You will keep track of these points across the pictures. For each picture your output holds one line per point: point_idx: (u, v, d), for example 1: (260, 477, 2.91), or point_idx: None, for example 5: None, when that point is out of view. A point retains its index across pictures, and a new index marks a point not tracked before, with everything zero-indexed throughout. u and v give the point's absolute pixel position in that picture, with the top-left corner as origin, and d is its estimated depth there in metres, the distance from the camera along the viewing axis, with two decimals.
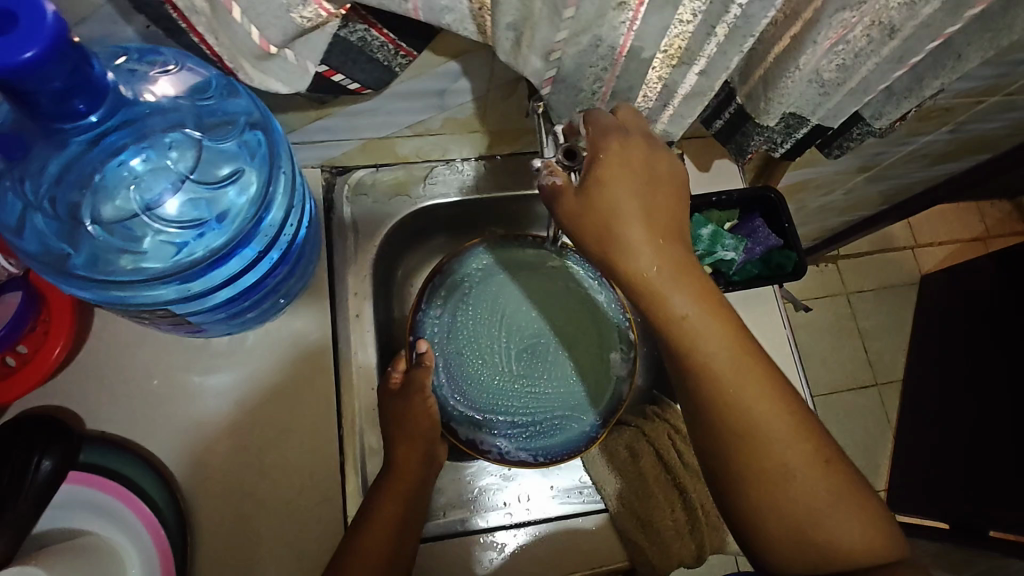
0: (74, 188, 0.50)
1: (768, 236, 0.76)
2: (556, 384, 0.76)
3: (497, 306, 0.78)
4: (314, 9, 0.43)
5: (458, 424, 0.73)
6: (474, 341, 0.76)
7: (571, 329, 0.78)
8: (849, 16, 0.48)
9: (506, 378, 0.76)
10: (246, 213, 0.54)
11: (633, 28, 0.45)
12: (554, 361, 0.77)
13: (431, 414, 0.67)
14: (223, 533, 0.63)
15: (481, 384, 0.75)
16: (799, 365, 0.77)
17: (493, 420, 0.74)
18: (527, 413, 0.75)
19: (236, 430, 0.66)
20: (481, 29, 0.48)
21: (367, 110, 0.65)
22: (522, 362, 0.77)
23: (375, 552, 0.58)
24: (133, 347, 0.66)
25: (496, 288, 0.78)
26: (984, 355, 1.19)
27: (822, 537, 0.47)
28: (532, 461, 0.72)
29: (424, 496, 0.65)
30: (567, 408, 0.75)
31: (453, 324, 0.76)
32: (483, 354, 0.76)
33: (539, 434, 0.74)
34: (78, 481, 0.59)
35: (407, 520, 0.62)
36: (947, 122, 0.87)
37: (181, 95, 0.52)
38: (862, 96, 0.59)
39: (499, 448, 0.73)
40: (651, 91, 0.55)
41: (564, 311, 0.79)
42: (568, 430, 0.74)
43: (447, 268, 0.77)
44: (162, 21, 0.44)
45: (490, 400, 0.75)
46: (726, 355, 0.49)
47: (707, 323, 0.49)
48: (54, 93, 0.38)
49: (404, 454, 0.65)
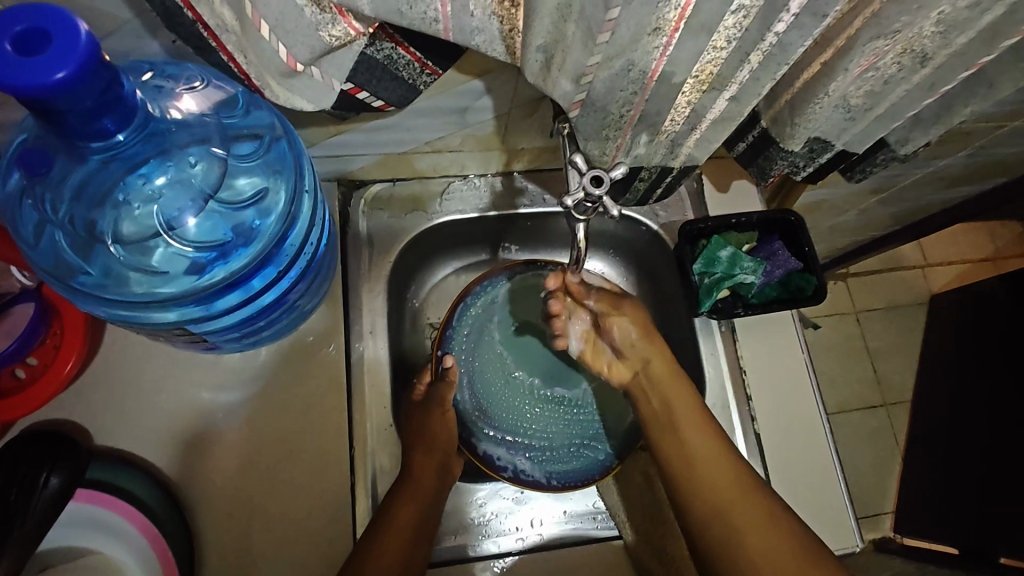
0: (93, 206, 0.49)
1: (788, 259, 0.75)
2: (576, 411, 0.75)
3: (525, 328, 0.77)
4: (343, 28, 0.43)
5: (477, 440, 0.73)
6: (500, 361, 0.75)
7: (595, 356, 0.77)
8: (883, 45, 0.47)
9: (527, 399, 0.75)
10: (272, 233, 0.54)
11: (666, 54, 0.45)
12: (577, 388, 0.76)
13: (449, 431, 0.69)
14: (229, 554, 0.62)
15: (503, 404, 0.74)
16: (816, 389, 0.76)
17: (509, 440, 0.73)
18: (545, 437, 0.74)
19: (246, 449, 0.65)
20: (511, 51, 0.48)
21: (387, 126, 0.64)
22: (546, 385, 0.75)
23: (392, 554, 0.58)
24: (145, 363, 0.65)
25: (524, 309, 0.77)
26: (993, 367, 1.17)
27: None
28: (545, 484, 0.71)
29: (441, 505, 0.66)
30: (584, 435, 0.74)
31: (477, 341, 0.75)
32: (507, 373, 0.75)
33: (556, 458, 0.73)
34: (84, 499, 0.58)
35: (422, 526, 0.62)
36: (966, 145, 0.86)
37: (206, 112, 0.51)
38: (889, 122, 0.58)
39: (515, 468, 0.72)
40: (679, 116, 0.53)
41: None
42: (583, 457, 0.73)
43: (479, 289, 0.76)
44: (194, 40, 0.44)
45: (511, 419, 0.74)
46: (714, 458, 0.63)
47: (690, 417, 0.66)
48: (86, 112, 0.37)
49: (421, 463, 0.66)
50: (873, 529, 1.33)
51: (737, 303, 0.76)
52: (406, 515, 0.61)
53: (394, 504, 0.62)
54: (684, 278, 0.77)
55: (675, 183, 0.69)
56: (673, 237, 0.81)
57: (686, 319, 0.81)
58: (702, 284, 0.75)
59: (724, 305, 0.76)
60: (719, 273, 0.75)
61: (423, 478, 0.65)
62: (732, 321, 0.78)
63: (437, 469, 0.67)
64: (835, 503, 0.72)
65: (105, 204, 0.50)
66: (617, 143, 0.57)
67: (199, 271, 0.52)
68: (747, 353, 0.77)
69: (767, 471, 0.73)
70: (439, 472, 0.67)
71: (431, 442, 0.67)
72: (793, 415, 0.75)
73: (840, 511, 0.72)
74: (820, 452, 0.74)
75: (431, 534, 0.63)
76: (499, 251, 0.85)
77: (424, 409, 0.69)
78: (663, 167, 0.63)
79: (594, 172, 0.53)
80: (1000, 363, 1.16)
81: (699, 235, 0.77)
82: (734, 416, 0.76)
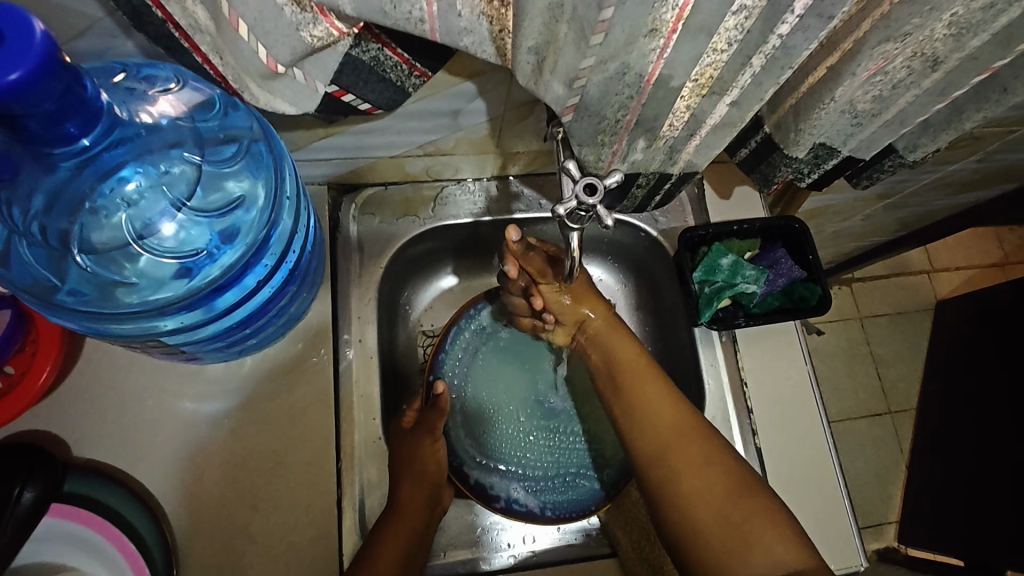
0: (64, 216, 0.48)
1: (791, 268, 0.72)
2: (571, 440, 0.74)
3: (518, 356, 0.77)
4: (325, 28, 0.41)
5: (470, 470, 0.72)
6: (494, 389, 0.76)
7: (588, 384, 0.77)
8: (892, 48, 0.45)
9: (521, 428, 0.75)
10: (257, 229, 0.52)
11: (664, 56, 0.42)
12: (572, 419, 0.75)
13: (437, 456, 0.68)
14: (210, 569, 0.60)
15: (497, 433, 0.74)
16: (821, 404, 0.73)
17: (504, 468, 0.73)
18: (539, 466, 0.73)
19: (229, 460, 0.63)
20: (501, 52, 0.45)
21: (377, 129, 0.62)
22: (540, 415, 0.75)
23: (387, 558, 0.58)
24: (128, 373, 0.63)
25: (517, 337, 0.77)
26: (992, 373, 1.14)
27: (702, 518, 0.54)
28: (539, 514, 0.69)
29: (430, 535, 0.64)
30: (579, 465, 0.73)
31: (470, 369, 0.75)
32: (501, 401, 0.75)
33: (550, 488, 0.71)
34: (60, 515, 0.56)
35: (411, 549, 0.60)
36: (976, 150, 0.84)
37: (181, 116, 0.50)
38: (897, 128, 0.56)
39: (508, 497, 0.70)
40: (677, 121, 0.51)
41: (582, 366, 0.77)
42: (578, 488, 0.71)
43: (472, 313, 0.75)
44: (163, 40, 0.42)
45: (504, 447, 0.74)
46: (659, 403, 0.61)
47: (636, 365, 0.65)
48: (46, 116, 0.35)
49: (408, 492, 0.64)
50: (877, 539, 1.30)
51: (738, 313, 0.74)
52: (394, 542, 0.59)
53: (379, 537, 0.60)
54: (683, 286, 0.75)
55: (675, 190, 0.66)
56: (673, 244, 0.78)
57: (686, 328, 0.79)
58: (702, 293, 0.73)
59: (726, 315, 0.74)
60: (720, 281, 0.72)
61: (408, 507, 0.63)
62: (733, 331, 0.75)
63: (426, 497, 0.65)
64: (838, 519, 0.70)
65: (77, 213, 0.49)
66: (614, 149, 0.54)
67: (188, 273, 0.52)
68: (748, 364, 0.75)
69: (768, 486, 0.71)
70: (428, 501, 0.65)
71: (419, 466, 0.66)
72: (795, 428, 0.72)
73: (843, 528, 0.69)
74: (823, 466, 0.71)
75: (421, 555, 0.62)
76: (494, 258, 0.83)
77: (416, 433, 0.68)
78: (662, 174, 0.61)
79: (588, 180, 0.51)
80: (1000, 370, 1.13)
81: (699, 242, 0.75)
82: (736, 430, 0.74)
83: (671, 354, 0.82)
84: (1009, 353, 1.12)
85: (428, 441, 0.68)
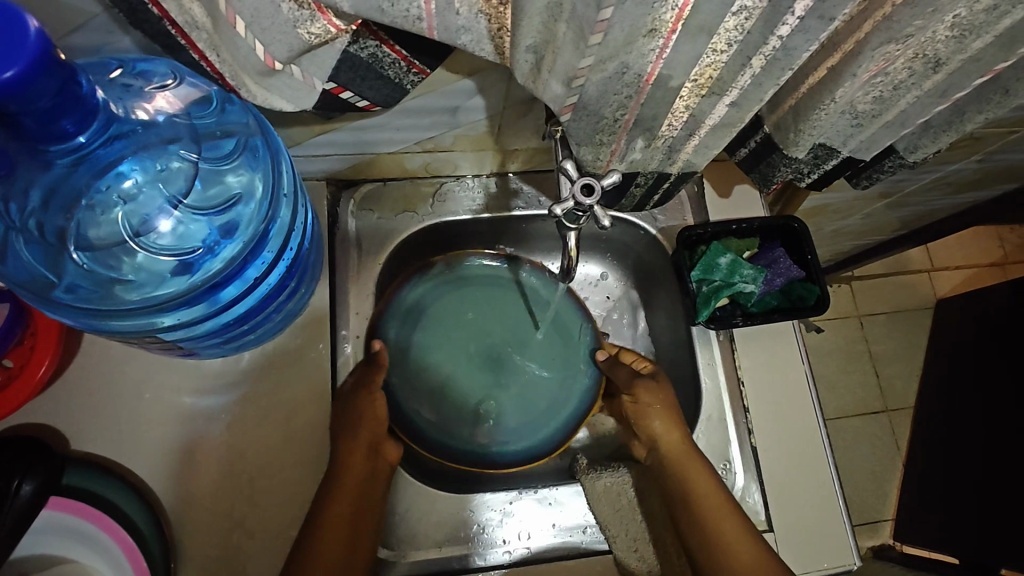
0: (59, 213, 0.49)
1: (790, 267, 0.72)
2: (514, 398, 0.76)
3: (469, 308, 0.78)
4: (322, 25, 0.41)
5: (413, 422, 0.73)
6: (449, 327, 0.77)
7: (555, 368, 0.77)
8: (894, 50, 0.45)
9: (474, 380, 0.77)
10: (257, 217, 0.53)
11: (663, 56, 0.42)
12: (511, 370, 0.77)
13: (377, 413, 0.64)
14: (209, 562, 0.61)
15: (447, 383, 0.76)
16: (816, 398, 0.74)
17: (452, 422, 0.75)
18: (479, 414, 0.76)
19: (227, 454, 0.64)
20: (499, 50, 0.45)
21: (375, 125, 0.62)
22: (489, 365, 0.77)
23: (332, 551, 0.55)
24: (127, 368, 0.63)
25: (469, 298, 0.78)
26: (991, 370, 1.14)
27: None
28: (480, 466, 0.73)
29: (375, 494, 0.61)
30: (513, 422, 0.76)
31: (422, 329, 0.76)
32: (460, 355, 0.77)
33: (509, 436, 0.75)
34: (57, 507, 0.56)
35: (363, 501, 0.59)
36: (977, 150, 0.83)
37: (178, 113, 0.51)
38: (897, 128, 0.56)
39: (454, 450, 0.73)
40: (676, 121, 0.51)
41: (548, 353, 0.78)
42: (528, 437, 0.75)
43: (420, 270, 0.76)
44: (161, 38, 0.42)
45: (457, 399, 0.76)
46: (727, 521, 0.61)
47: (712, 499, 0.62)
48: (42, 114, 0.35)
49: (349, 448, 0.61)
50: (873, 535, 1.31)
51: (736, 312, 0.74)
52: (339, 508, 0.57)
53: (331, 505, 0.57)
54: (682, 285, 0.75)
55: (674, 190, 0.66)
56: (671, 243, 0.78)
57: (684, 328, 0.79)
58: (700, 292, 0.73)
59: (723, 314, 0.74)
60: (718, 280, 0.72)
61: (354, 469, 0.60)
62: (730, 330, 0.75)
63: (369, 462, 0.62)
64: (832, 518, 0.70)
65: (73, 209, 0.49)
66: (612, 148, 0.54)
67: (187, 270, 0.52)
68: (745, 363, 0.75)
69: (761, 483, 0.71)
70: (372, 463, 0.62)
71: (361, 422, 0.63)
72: (791, 426, 0.73)
73: (836, 525, 0.70)
74: (816, 463, 0.72)
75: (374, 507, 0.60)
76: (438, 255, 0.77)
77: (354, 395, 0.65)
78: (660, 173, 0.60)
79: (586, 180, 0.51)
80: (998, 367, 1.13)
81: (697, 241, 0.75)
82: (730, 427, 0.74)
83: (666, 352, 0.82)
84: (1010, 353, 1.12)
85: (369, 408, 0.64)
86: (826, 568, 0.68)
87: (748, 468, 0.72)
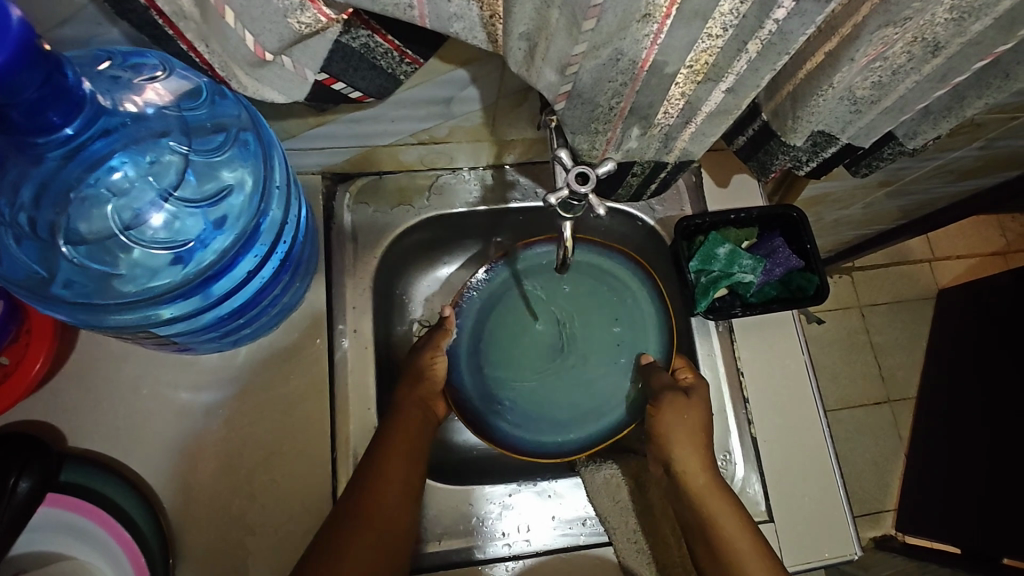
0: (50, 208, 0.48)
1: (789, 257, 0.72)
2: (578, 386, 0.71)
3: (509, 316, 0.73)
4: (313, 14, 0.40)
5: (459, 387, 0.72)
6: (497, 335, 0.73)
7: (616, 379, 0.72)
8: (892, 33, 0.44)
9: (528, 380, 0.72)
10: (248, 211, 0.53)
11: (657, 41, 0.42)
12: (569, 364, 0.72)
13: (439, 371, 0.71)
14: (207, 557, 0.61)
15: (496, 349, 0.73)
16: (815, 388, 0.74)
17: (524, 420, 0.71)
18: (547, 406, 0.71)
19: (224, 449, 0.63)
20: (492, 38, 0.45)
21: (369, 118, 0.62)
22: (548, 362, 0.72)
23: (369, 532, 0.57)
24: (124, 364, 0.63)
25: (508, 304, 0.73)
26: (994, 363, 1.14)
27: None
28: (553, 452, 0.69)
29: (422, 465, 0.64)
30: (582, 407, 0.71)
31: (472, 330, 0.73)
32: (515, 326, 0.73)
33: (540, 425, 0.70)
34: (55, 504, 0.56)
35: (409, 489, 0.61)
36: (977, 137, 0.83)
37: (167, 105, 0.50)
38: (897, 114, 0.55)
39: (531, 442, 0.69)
40: (672, 108, 0.50)
41: (609, 355, 0.72)
42: (564, 433, 0.70)
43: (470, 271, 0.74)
44: (148, 28, 0.41)
45: (512, 398, 0.71)
46: (741, 537, 0.59)
47: (721, 509, 0.61)
48: (28, 106, 0.35)
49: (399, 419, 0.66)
50: (874, 526, 1.31)
51: (735, 302, 0.74)
52: (376, 496, 0.59)
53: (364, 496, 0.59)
54: (681, 276, 0.74)
55: (671, 178, 0.65)
56: (669, 233, 0.78)
57: (683, 318, 0.79)
58: (699, 282, 0.72)
59: (722, 304, 0.73)
60: (717, 270, 0.72)
61: (397, 450, 0.63)
62: (730, 321, 0.75)
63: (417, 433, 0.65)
64: (832, 507, 0.70)
65: (63, 203, 0.49)
66: (608, 136, 0.53)
67: (180, 264, 0.52)
68: (744, 354, 0.74)
69: (761, 474, 0.71)
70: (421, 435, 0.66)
71: (425, 387, 0.70)
72: (791, 416, 0.72)
73: (839, 517, 0.69)
74: (817, 453, 0.71)
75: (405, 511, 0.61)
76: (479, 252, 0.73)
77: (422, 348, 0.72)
78: (657, 162, 0.60)
79: (580, 168, 0.50)
80: (1002, 356, 1.12)
81: (696, 231, 0.75)
82: (730, 418, 0.73)
83: None
84: (1015, 343, 1.11)
85: (417, 410, 0.67)
86: (826, 558, 0.68)
87: (747, 459, 0.72)
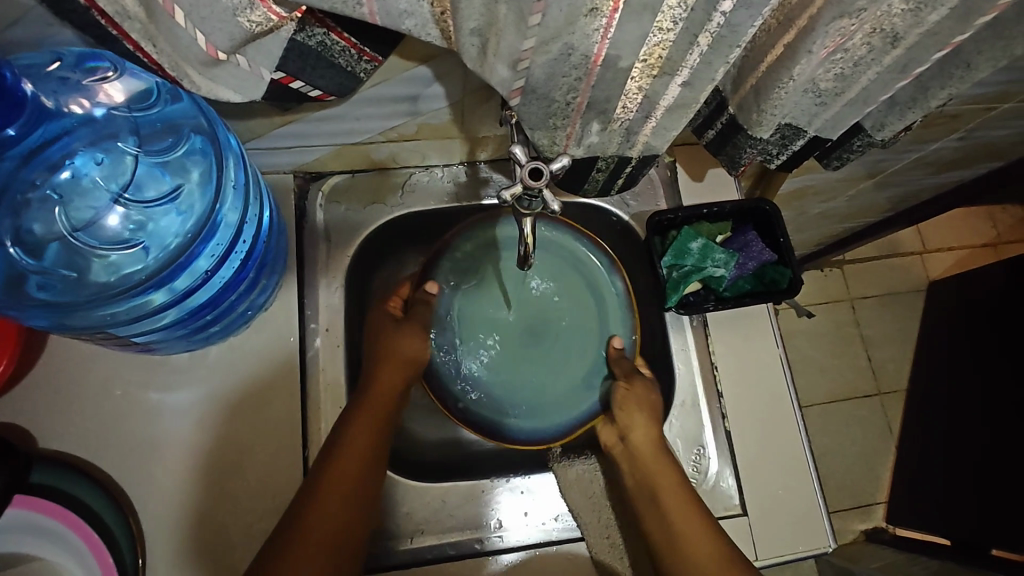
0: (8, 213, 0.50)
1: (762, 251, 0.72)
2: (557, 369, 0.71)
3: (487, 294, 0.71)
4: (263, 13, 0.39)
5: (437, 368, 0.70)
6: (476, 314, 0.71)
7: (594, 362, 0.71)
8: (848, 25, 0.44)
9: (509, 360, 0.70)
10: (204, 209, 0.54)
11: (608, 36, 0.41)
12: (546, 347, 0.71)
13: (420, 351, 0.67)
14: (178, 555, 0.61)
15: (473, 326, 0.71)
16: (789, 381, 0.74)
17: (502, 402, 0.70)
18: (524, 389, 0.70)
19: (195, 448, 0.64)
20: (446, 35, 0.44)
21: (334, 116, 0.62)
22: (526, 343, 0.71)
23: (317, 530, 0.55)
24: (93, 365, 0.63)
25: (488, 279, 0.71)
26: (987, 354, 1.13)
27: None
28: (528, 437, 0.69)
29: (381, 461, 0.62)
30: (561, 391, 0.70)
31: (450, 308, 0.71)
32: (493, 307, 0.71)
33: (509, 406, 0.70)
34: (21, 505, 0.55)
35: (356, 489, 0.59)
36: (956, 129, 0.82)
37: (118, 106, 0.52)
38: (862, 106, 0.55)
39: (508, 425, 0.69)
40: (630, 102, 0.50)
41: (587, 340, 0.72)
42: (542, 415, 0.69)
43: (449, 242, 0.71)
44: (92, 29, 0.41)
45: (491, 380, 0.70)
46: (698, 534, 0.60)
47: (683, 509, 0.62)
48: None
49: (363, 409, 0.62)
50: (864, 518, 1.31)
51: (709, 297, 0.73)
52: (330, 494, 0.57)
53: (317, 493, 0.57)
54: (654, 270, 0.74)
55: (638, 173, 0.65)
56: (643, 228, 0.78)
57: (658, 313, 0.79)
58: (670, 277, 0.72)
59: (696, 299, 0.73)
60: (689, 265, 0.72)
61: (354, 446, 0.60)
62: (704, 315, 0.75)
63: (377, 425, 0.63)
64: (808, 500, 0.70)
65: (20, 208, 0.51)
66: (567, 132, 0.53)
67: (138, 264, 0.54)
68: (718, 348, 0.74)
69: (735, 467, 0.71)
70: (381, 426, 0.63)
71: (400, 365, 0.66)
72: (766, 409, 0.72)
73: (813, 509, 0.69)
74: (793, 446, 0.71)
75: (371, 510, 0.60)
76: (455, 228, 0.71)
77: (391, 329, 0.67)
78: (621, 157, 0.60)
79: (535, 163, 0.50)
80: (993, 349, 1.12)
81: (670, 226, 0.75)
82: (704, 413, 0.73)
83: None
84: (1009, 336, 1.10)
85: (383, 398, 0.64)
86: (802, 551, 0.68)
87: (722, 453, 0.72)
